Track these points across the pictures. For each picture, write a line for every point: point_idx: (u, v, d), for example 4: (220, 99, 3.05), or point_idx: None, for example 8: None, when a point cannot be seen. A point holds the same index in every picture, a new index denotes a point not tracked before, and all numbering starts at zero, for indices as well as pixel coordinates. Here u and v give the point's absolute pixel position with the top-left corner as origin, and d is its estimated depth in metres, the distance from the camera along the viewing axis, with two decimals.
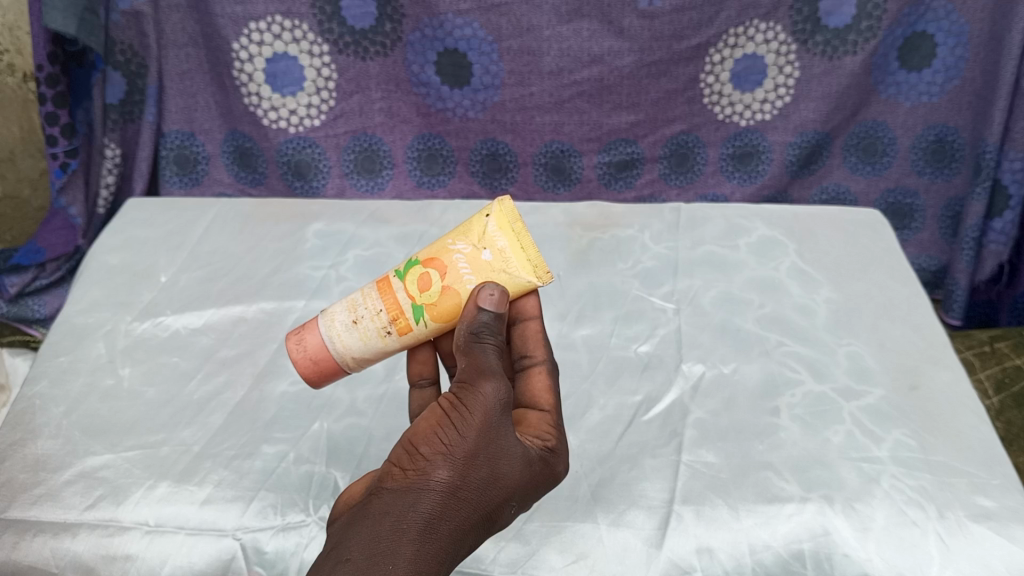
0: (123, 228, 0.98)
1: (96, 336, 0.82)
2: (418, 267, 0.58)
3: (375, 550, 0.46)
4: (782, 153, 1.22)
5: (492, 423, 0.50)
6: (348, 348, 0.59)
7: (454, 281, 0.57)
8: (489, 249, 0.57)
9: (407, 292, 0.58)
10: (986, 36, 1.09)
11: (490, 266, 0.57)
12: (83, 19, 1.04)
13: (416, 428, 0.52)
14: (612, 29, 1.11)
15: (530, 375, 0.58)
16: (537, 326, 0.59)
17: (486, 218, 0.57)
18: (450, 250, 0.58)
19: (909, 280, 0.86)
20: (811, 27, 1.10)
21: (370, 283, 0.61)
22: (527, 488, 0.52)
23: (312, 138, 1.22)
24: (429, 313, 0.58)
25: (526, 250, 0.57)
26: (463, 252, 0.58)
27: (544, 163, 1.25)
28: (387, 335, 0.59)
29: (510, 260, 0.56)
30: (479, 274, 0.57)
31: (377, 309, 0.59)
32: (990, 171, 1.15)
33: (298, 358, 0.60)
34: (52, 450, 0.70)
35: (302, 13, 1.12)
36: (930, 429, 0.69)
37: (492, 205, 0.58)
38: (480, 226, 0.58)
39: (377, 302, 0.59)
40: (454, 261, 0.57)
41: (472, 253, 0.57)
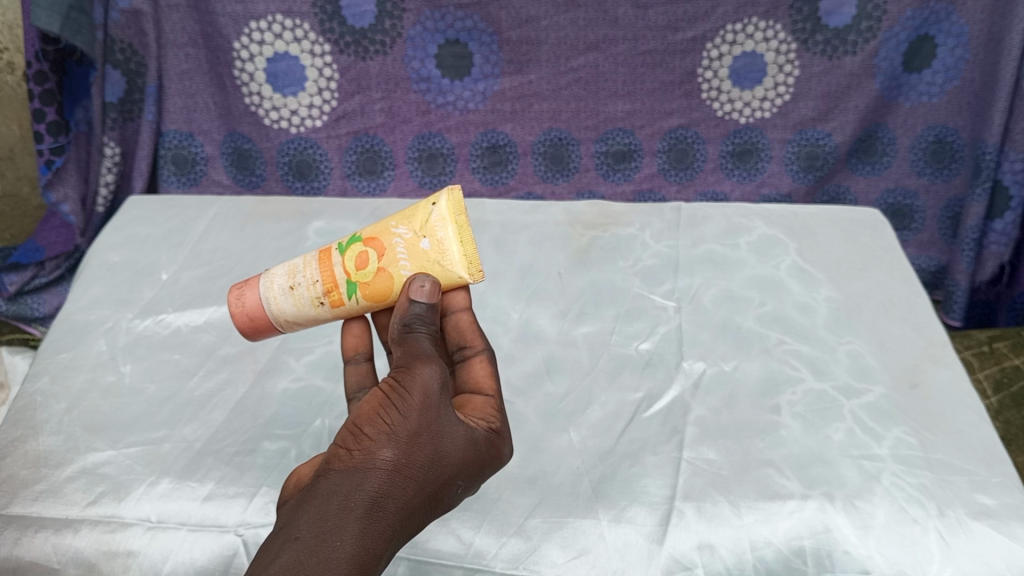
0: (125, 225, 0.98)
1: (98, 333, 0.82)
2: (359, 244, 0.62)
3: (323, 528, 0.46)
4: (780, 151, 1.22)
5: (433, 403, 0.51)
6: (281, 311, 0.63)
7: (389, 265, 0.60)
8: (428, 239, 0.59)
9: (343, 267, 0.61)
10: (985, 36, 1.10)
11: (427, 255, 0.59)
12: (68, 17, 1.04)
13: (359, 413, 0.52)
14: (607, 19, 1.12)
15: (471, 364, 0.60)
16: (470, 318, 0.61)
17: (431, 207, 0.60)
18: (392, 233, 0.61)
19: (908, 279, 0.86)
20: (811, 27, 1.11)
21: (314, 251, 0.64)
22: (472, 468, 0.52)
23: (314, 139, 1.23)
24: (360, 290, 0.61)
25: (463, 245, 0.59)
26: (403, 237, 0.60)
27: (542, 153, 1.24)
28: (319, 305, 0.62)
29: (446, 253, 0.59)
30: (415, 262, 0.60)
31: (314, 278, 0.62)
32: (991, 171, 1.16)
33: (237, 311, 0.64)
34: (54, 447, 0.70)
35: (304, 12, 1.13)
36: (930, 427, 0.69)
37: (439, 195, 0.60)
38: (424, 214, 0.60)
39: (315, 272, 0.62)
40: (393, 245, 0.60)
41: (411, 239, 0.60)
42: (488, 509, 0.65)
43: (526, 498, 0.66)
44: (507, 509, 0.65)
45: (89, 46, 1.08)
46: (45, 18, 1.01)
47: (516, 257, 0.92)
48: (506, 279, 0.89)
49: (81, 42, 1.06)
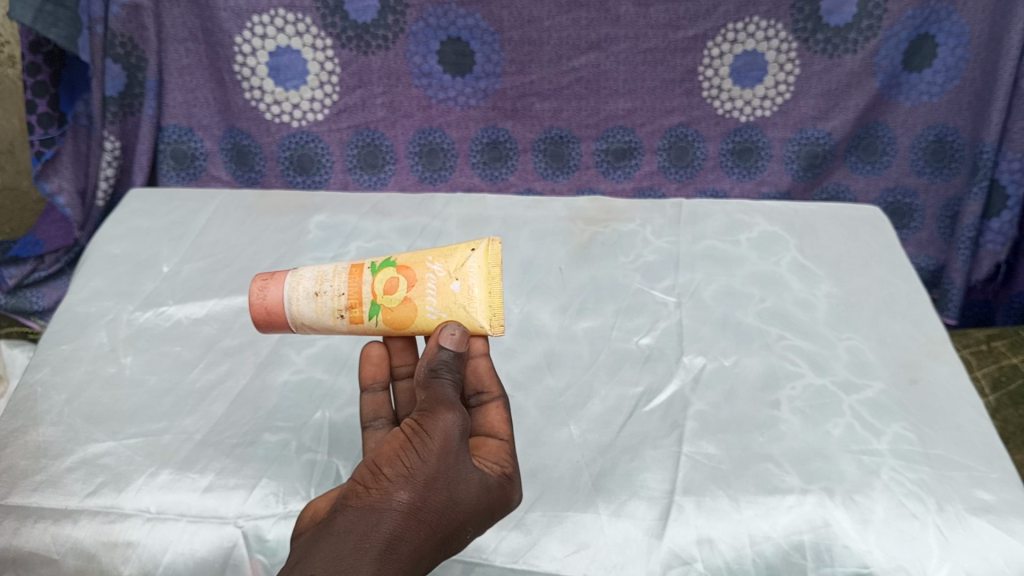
0: (126, 218, 0.98)
1: (98, 325, 0.82)
2: (391, 269, 0.61)
3: (337, 567, 0.45)
4: (780, 150, 1.22)
5: (452, 448, 0.51)
6: (300, 314, 0.62)
7: (416, 296, 0.60)
8: (459, 281, 0.59)
9: (371, 287, 0.61)
10: (987, 36, 1.10)
11: (454, 298, 0.59)
12: (42, 10, 1.04)
13: (378, 451, 0.52)
14: (609, 18, 1.12)
15: (485, 409, 0.58)
16: (488, 363, 0.59)
17: (470, 252, 0.59)
18: (425, 266, 0.60)
19: (908, 276, 0.86)
20: (813, 26, 1.11)
21: (346, 262, 0.63)
22: (484, 514, 0.52)
23: (315, 133, 1.23)
24: (382, 314, 0.60)
25: (491, 296, 0.59)
26: (435, 274, 0.60)
27: (543, 151, 1.25)
28: (338, 319, 0.61)
29: (473, 300, 0.58)
30: (441, 300, 0.59)
31: (340, 290, 0.61)
32: (988, 170, 1.17)
33: (255, 302, 0.62)
34: (54, 437, 0.70)
35: (306, 7, 1.13)
36: (929, 423, 0.69)
37: (480, 242, 0.60)
38: (461, 257, 0.60)
39: (342, 283, 0.61)
40: (424, 279, 0.60)
41: (444, 276, 0.59)
42: None
43: (526, 491, 0.66)
44: None
45: (65, 40, 1.07)
46: (18, 10, 1.02)
47: (517, 252, 0.92)
48: (506, 274, 0.89)
49: (56, 36, 1.06)
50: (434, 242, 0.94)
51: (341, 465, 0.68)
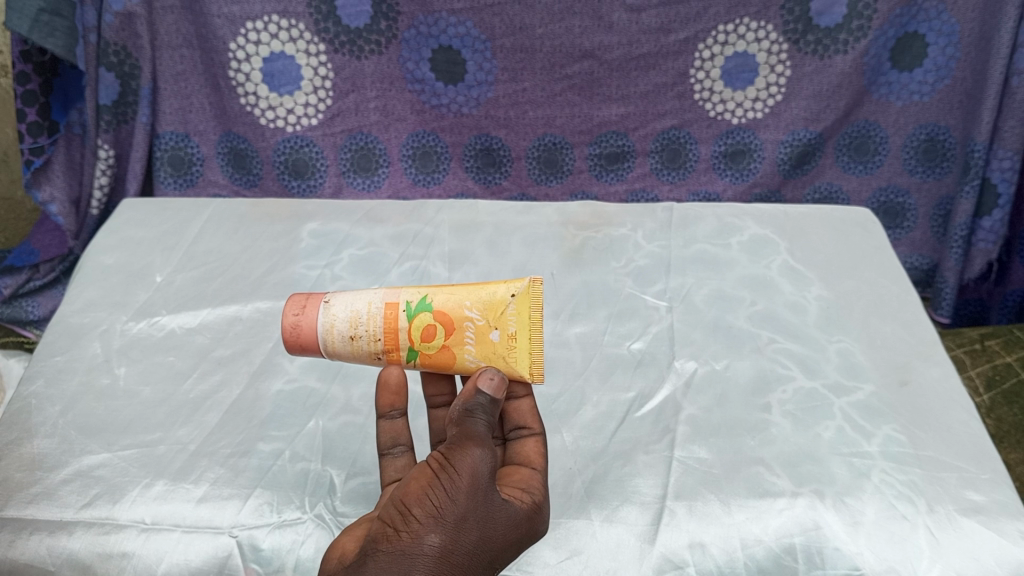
0: (119, 228, 0.98)
1: (92, 336, 0.82)
2: (428, 316, 0.59)
3: None
4: (772, 151, 1.22)
5: (481, 486, 0.50)
6: (335, 351, 0.61)
7: (455, 345, 0.60)
8: (499, 331, 0.59)
9: (409, 332, 0.60)
10: (977, 35, 1.11)
11: (494, 347, 0.59)
12: (37, 20, 1.04)
13: (405, 488, 0.51)
14: (602, 25, 1.12)
15: (524, 441, 0.59)
16: (530, 403, 0.60)
17: (510, 300, 0.59)
18: (463, 312, 0.60)
19: (899, 278, 0.87)
20: (803, 27, 1.12)
21: (378, 297, 0.61)
22: (513, 548, 0.52)
23: (309, 137, 1.22)
24: (420, 358, 0.61)
25: (530, 346, 0.59)
26: (474, 321, 0.59)
27: (537, 157, 1.25)
28: (375, 359, 0.61)
29: (513, 351, 0.58)
30: (481, 349, 0.59)
31: (375, 331, 0.60)
32: (979, 169, 1.17)
33: (288, 337, 0.61)
34: (49, 450, 0.71)
35: (299, 13, 1.13)
36: (919, 424, 0.70)
37: (520, 289, 0.58)
38: (501, 304, 0.59)
39: (377, 326, 0.60)
40: (462, 327, 0.59)
41: (483, 326, 0.59)
42: None
43: None
44: None
45: (61, 49, 1.07)
46: (14, 19, 1.02)
47: (509, 257, 0.92)
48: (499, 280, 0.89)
49: (51, 45, 1.06)
50: (427, 249, 0.94)
51: (335, 474, 0.68)
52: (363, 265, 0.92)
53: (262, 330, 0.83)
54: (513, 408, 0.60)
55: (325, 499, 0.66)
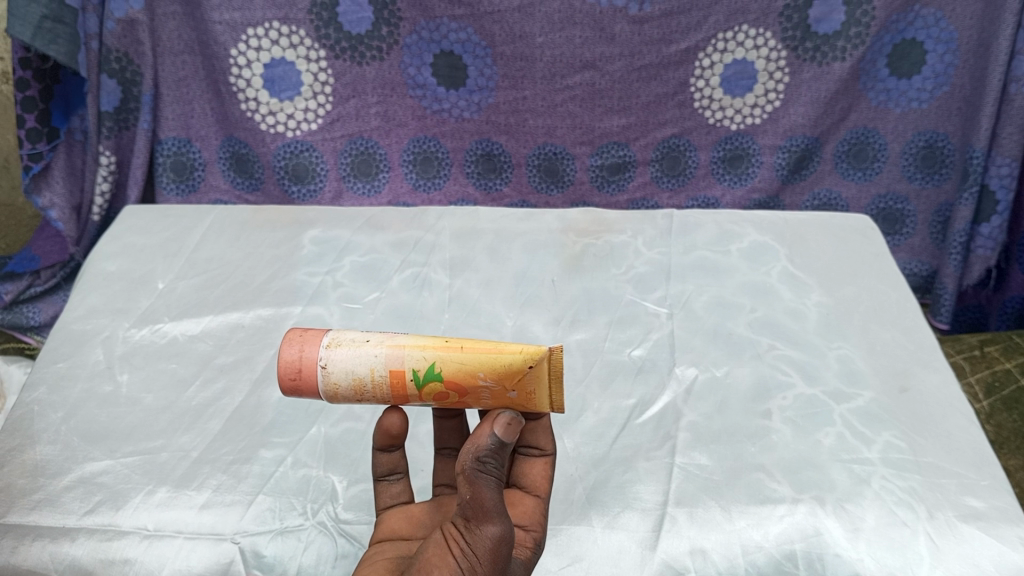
0: (122, 235, 0.98)
1: (95, 342, 0.83)
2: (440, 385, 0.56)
3: None
4: (770, 157, 1.23)
5: (501, 564, 0.50)
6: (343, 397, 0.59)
7: (469, 401, 0.57)
8: (517, 391, 0.56)
9: (419, 396, 0.57)
10: (975, 42, 1.12)
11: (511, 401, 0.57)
12: (39, 27, 1.04)
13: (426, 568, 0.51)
14: (603, 35, 1.13)
15: (530, 463, 0.60)
16: (544, 421, 0.59)
17: (528, 368, 0.55)
18: (476, 378, 0.56)
19: (898, 284, 0.87)
20: (801, 34, 1.13)
21: (381, 363, 0.56)
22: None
23: (309, 142, 1.22)
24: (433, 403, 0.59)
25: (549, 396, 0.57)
26: (489, 386, 0.56)
27: (537, 166, 1.25)
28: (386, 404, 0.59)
29: (531, 405, 0.56)
30: (497, 401, 0.57)
31: (382, 394, 0.57)
32: (978, 176, 1.17)
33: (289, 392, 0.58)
34: (51, 456, 0.71)
35: (300, 20, 1.14)
36: (918, 431, 0.70)
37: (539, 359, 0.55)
38: (517, 372, 0.55)
39: (384, 391, 0.56)
40: (477, 390, 0.56)
41: (498, 390, 0.56)
42: None
43: None
44: None
45: (63, 55, 1.08)
46: (17, 27, 1.03)
47: (510, 264, 0.93)
48: (500, 286, 0.90)
49: (53, 52, 1.07)
50: (428, 255, 0.94)
51: (336, 480, 0.68)
52: (365, 272, 0.92)
53: (264, 337, 0.84)
54: (532, 425, 0.59)
55: (328, 506, 0.66)
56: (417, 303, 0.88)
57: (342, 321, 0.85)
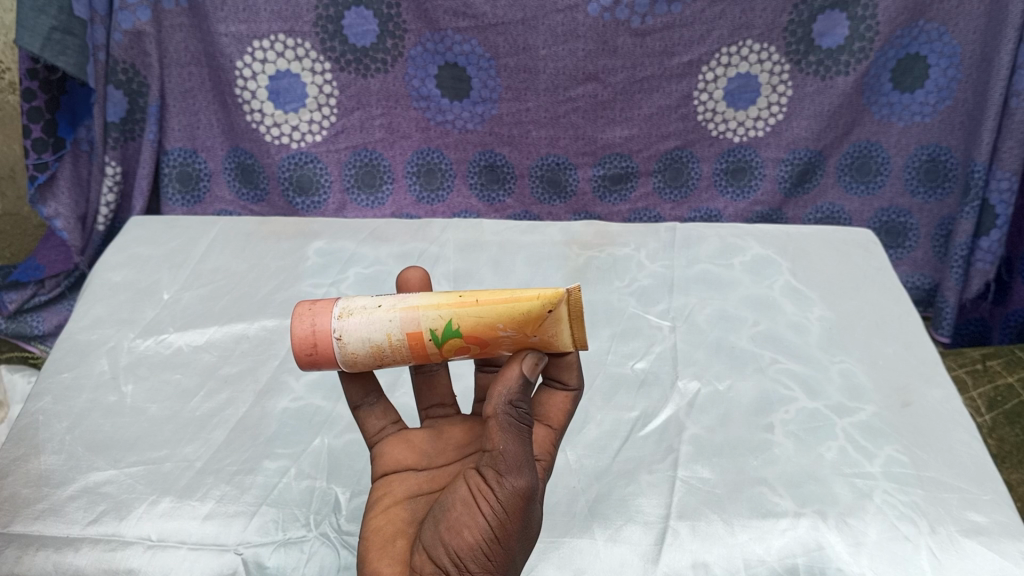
0: (127, 246, 0.99)
1: (100, 353, 0.83)
2: (459, 337, 0.57)
3: None
4: (773, 170, 1.23)
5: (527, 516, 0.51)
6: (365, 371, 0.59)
7: (492, 349, 0.59)
8: (537, 337, 0.58)
9: (440, 352, 0.58)
10: (977, 57, 1.13)
11: (534, 343, 0.59)
12: (49, 38, 1.05)
13: (458, 533, 0.51)
14: (606, 49, 1.14)
15: (551, 396, 0.63)
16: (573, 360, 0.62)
17: (546, 311, 0.57)
18: (495, 330, 0.57)
19: (900, 299, 0.87)
20: (805, 48, 1.13)
21: (396, 326, 0.56)
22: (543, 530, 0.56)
23: (313, 153, 1.23)
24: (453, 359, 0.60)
25: (574, 329, 0.59)
26: (509, 335, 0.58)
27: (540, 176, 1.26)
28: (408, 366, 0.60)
29: (555, 341, 0.59)
30: (519, 348, 0.59)
31: (403, 357, 0.58)
32: (979, 190, 1.18)
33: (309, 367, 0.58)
34: (55, 466, 0.71)
35: (305, 32, 1.15)
36: (920, 445, 0.70)
37: (557, 300, 0.57)
38: (536, 317, 0.57)
39: (404, 356, 0.58)
40: (498, 338, 0.58)
41: (520, 336, 0.58)
42: None
43: None
44: None
45: (72, 67, 1.08)
46: (26, 37, 1.03)
47: (513, 276, 0.93)
48: None
49: (63, 63, 1.07)
50: (432, 267, 0.95)
51: (339, 492, 0.68)
52: (369, 284, 0.93)
53: (269, 348, 0.84)
54: (559, 361, 0.61)
55: (331, 518, 0.66)
56: None
57: None
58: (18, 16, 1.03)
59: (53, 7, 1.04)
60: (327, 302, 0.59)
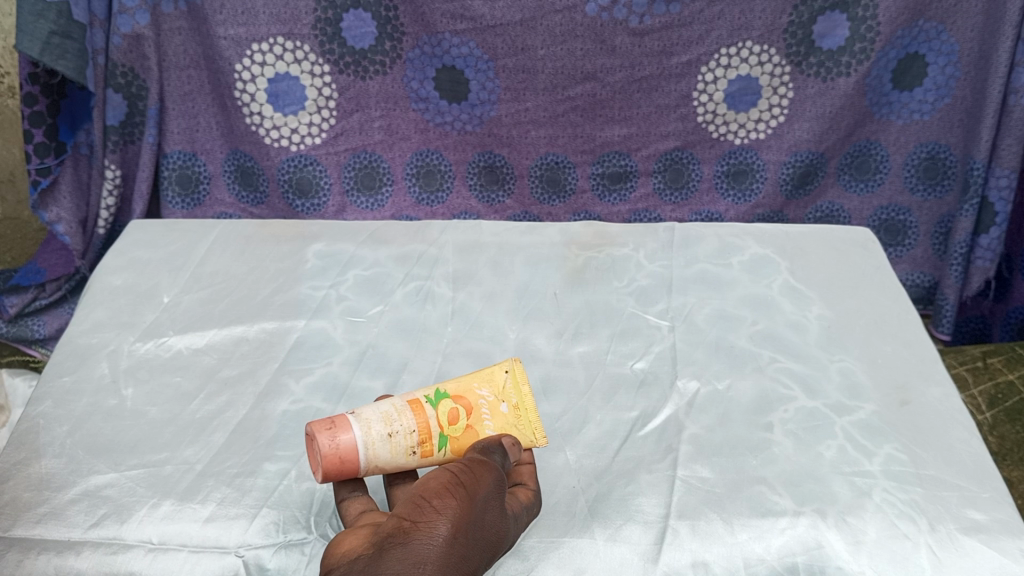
0: (127, 249, 0.99)
1: (100, 356, 0.83)
2: (449, 401, 0.66)
3: None
4: (774, 172, 1.23)
5: (485, 492, 0.55)
6: (376, 458, 0.62)
7: (476, 423, 0.66)
8: (508, 404, 0.68)
9: (438, 421, 0.65)
10: (976, 54, 1.14)
11: (509, 416, 0.67)
12: (48, 43, 1.05)
13: (422, 486, 0.55)
14: (604, 48, 1.15)
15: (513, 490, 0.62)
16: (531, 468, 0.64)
17: (505, 372, 0.69)
18: (474, 392, 0.68)
19: (899, 297, 0.88)
20: (805, 50, 1.14)
21: (397, 401, 0.65)
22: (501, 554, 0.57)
23: (313, 155, 1.23)
24: (450, 448, 0.64)
25: (530, 412, 0.68)
26: (485, 398, 0.68)
27: (539, 176, 1.26)
28: (412, 454, 0.63)
29: (526, 413, 0.68)
30: (498, 424, 0.67)
31: (410, 427, 0.63)
32: (978, 187, 1.18)
33: (325, 453, 0.60)
34: (56, 469, 0.71)
35: (304, 35, 1.15)
36: (919, 443, 0.70)
37: (509, 364, 0.70)
38: (499, 377, 0.69)
39: (410, 421, 0.64)
40: (478, 406, 0.67)
41: (495, 399, 0.68)
42: None
43: None
44: None
45: (73, 71, 1.09)
46: (25, 42, 1.04)
47: (513, 277, 0.93)
48: (503, 299, 0.90)
49: (63, 67, 1.08)
50: (432, 268, 0.95)
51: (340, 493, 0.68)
52: (369, 285, 0.93)
53: (268, 350, 0.84)
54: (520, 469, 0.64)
55: (331, 520, 0.66)
56: (420, 316, 0.88)
57: (347, 335, 0.86)
58: (18, 21, 1.03)
59: (52, 12, 1.05)
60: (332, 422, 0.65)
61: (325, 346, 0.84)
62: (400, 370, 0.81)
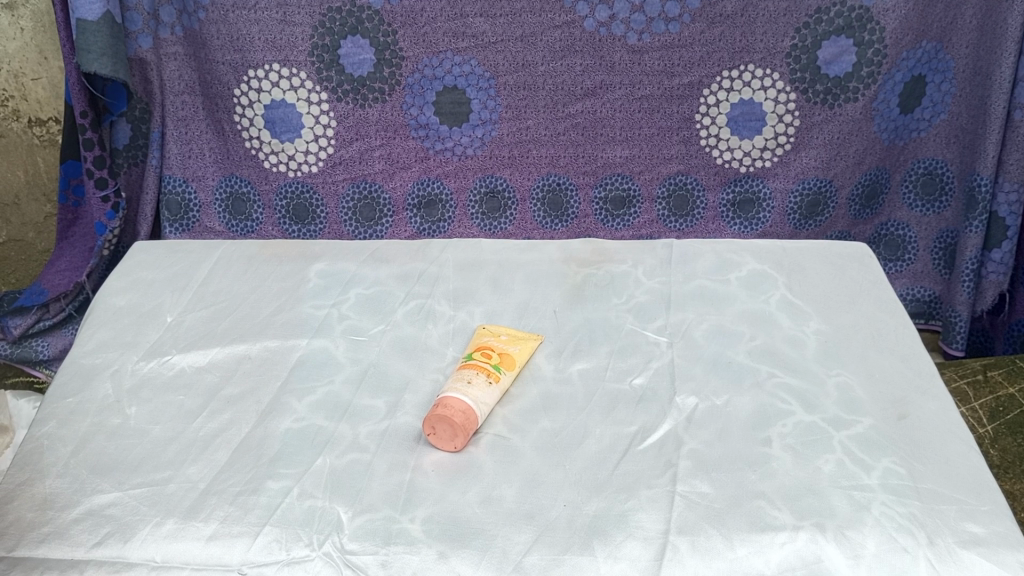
0: (131, 271, 1.00)
1: (103, 376, 0.84)
2: (479, 355, 0.82)
3: None
4: (782, 201, 1.26)
5: None
6: (477, 397, 0.76)
7: (513, 350, 0.84)
8: (501, 338, 0.85)
9: (483, 360, 0.81)
10: (971, 70, 1.17)
11: (512, 337, 0.86)
12: (117, 61, 1.13)
13: None
14: (603, 65, 1.18)
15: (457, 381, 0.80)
16: (523, 352, 0.85)
17: (487, 330, 0.88)
18: (484, 338, 0.86)
19: (895, 311, 0.89)
20: (811, 77, 1.18)
21: (459, 384, 0.77)
22: None
23: (310, 183, 1.27)
24: (504, 365, 0.81)
25: (516, 335, 0.87)
26: (491, 339, 0.85)
27: (541, 197, 1.28)
28: (490, 383, 0.78)
29: (519, 334, 0.87)
30: (521, 346, 0.85)
31: (475, 378, 0.78)
32: (986, 204, 1.21)
33: (452, 416, 0.73)
34: (60, 489, 0.72)
35: (301, 61, 1.19)
36: (918, 457, 0.71)
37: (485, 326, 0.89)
38: (485, 333, 0.87)
39: (471, 378, 0.78)
40: (490, 339, 0.85)
41: (500, 340, 0.85)
42: (487, 545, 0.65)
43: (524, 534, 0.66)
44: (505, 546, 0.65)
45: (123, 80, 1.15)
46: (95, 61, 1.11)
47: (512, 295, 0.95)
48: (504, 317, 0.92)
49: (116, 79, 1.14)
50: (432, 287, 0.97)
51: (341, 510, 0.69)
52: (370, 304, 0.94)
53: (270, 368, 0.85)
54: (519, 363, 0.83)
55: (333, 536, 0.66)
56: (421, 334, 0.89)
57: (348, 353, 0.87)
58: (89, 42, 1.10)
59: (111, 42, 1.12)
60: (443, 417, 0.73)
61: (327, 364, 0.85)
62: (399, 385, 0.82)
